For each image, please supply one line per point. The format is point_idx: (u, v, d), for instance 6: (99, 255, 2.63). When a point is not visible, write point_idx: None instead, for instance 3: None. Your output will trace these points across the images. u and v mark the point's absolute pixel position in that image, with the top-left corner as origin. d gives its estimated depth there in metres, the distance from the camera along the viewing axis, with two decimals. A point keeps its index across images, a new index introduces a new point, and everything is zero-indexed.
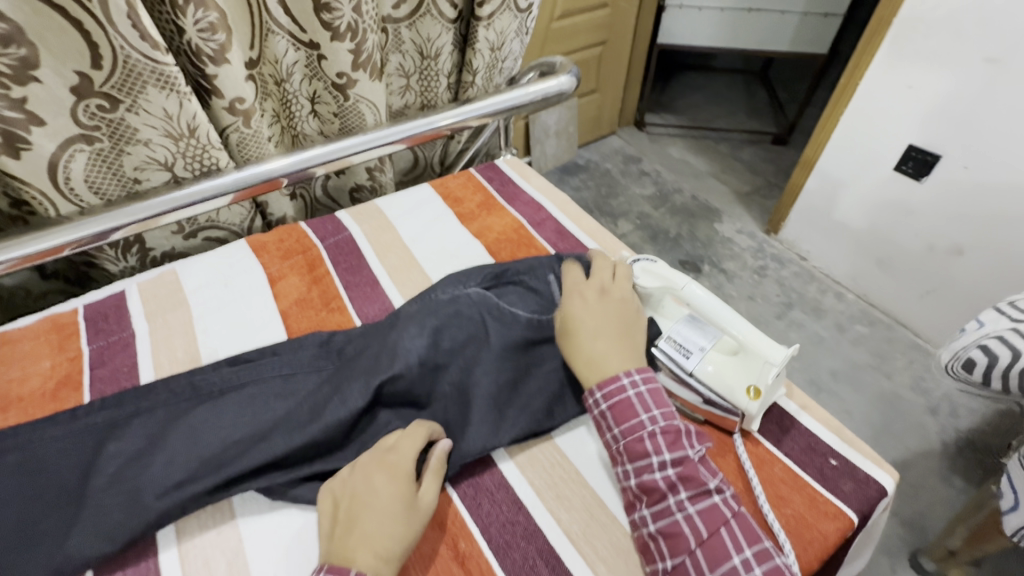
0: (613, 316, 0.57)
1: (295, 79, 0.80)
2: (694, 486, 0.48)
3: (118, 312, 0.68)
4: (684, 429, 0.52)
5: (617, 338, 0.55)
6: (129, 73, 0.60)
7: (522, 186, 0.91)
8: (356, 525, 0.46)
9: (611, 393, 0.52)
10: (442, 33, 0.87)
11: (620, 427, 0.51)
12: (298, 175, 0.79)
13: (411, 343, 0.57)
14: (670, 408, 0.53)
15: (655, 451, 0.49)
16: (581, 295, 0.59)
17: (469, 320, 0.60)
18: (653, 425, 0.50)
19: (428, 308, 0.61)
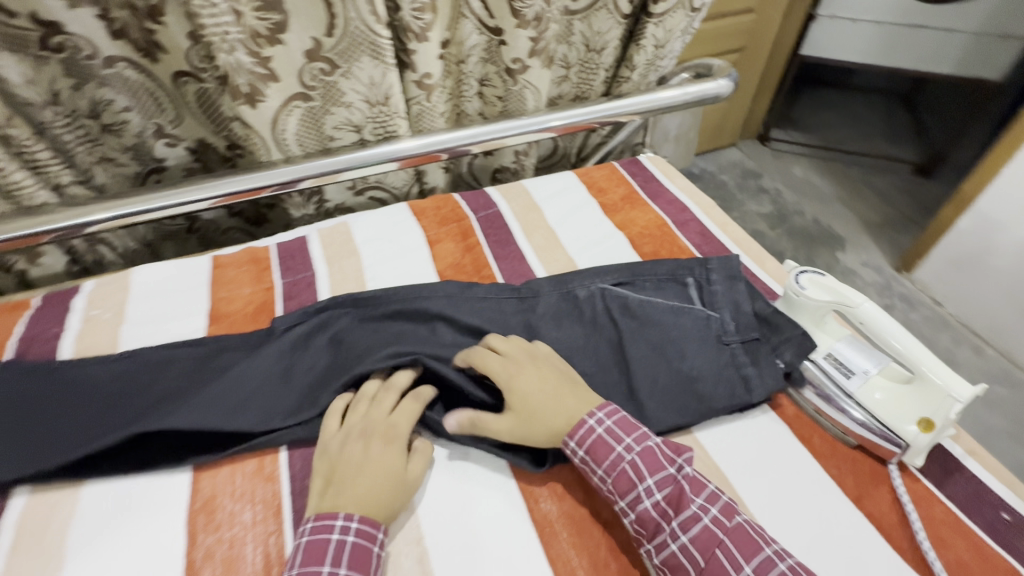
0: (549, 377, 0.56)
1: (472, 61, 0.85)
2: (682, 510, 0.48)
3: (303, 254, 0.78)
4: (659, 446, 0.52)
5: (568, 392, 0.56)
6: (352, 42, 0.68)
7: (666, 185, 0.92)
8: (346, 485, 0.50)
9: (583, 437, 0.52)
10: (612, 27, 0.88)
11: (601, 467, 0.51)
12: (459, 149, 0.85)
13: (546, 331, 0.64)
14: (644, 432, 0.53)
15: (638, 479, 0.50)
16: (513, 373, 0.56)
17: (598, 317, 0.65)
18: (630, 455, 0.50)
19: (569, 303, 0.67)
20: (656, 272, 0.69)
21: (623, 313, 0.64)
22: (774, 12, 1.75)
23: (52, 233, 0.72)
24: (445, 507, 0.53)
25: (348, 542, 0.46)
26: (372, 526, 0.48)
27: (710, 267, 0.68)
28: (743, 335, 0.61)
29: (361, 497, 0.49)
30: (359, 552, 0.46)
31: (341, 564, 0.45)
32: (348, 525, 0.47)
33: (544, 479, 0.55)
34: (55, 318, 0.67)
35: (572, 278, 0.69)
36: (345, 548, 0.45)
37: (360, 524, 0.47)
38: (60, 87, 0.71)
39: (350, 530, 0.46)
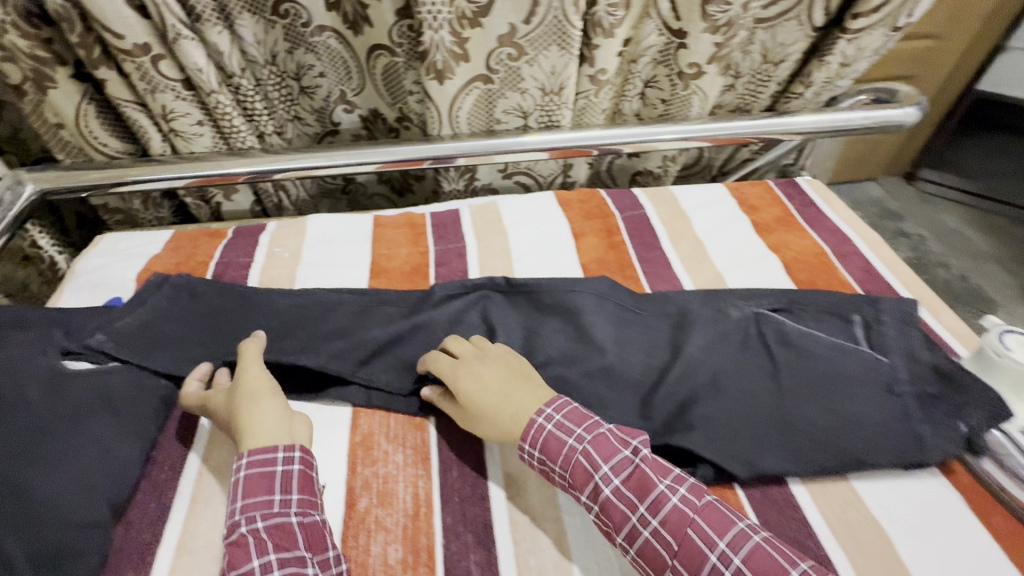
0: (501, 372, 0.56)
1: (643, 62, 0.84)
2: (647, 494, 0.46)
3: (455, 226, 0.82)
4: (610, 432, 0.50)
5: (518, 384, 0.55)
6: (545, 30, 0.70)
7: (826, 213, 0.86)
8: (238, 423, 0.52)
9: (534, 437, 0.51)
10: (798, 40, 0.84)
11: (558, 464, 0.50)
12: (611, 149, 0.85)
13: (693, 343, 0.62)
14: (596, 421, 0.51)
15: (594, 469, 0.48)
16: (462, 370, 0.56)
17: (752, 340, 0.63)
18: (578, 446, 0.49)
19: (720, 320, 0.65)
20: (818, 305, 0.65)
21: (781, 341, 0.62)
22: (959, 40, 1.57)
23: (247, 175, 0.79)
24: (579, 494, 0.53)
25: (243, 477, 0.47)
26: (270, 450, 0.48)
27: (881, 306, 0.64)
28: (916, 387, 0.56)
29: (263, 437, 0.50)
30: (253, 483, 0.46)
31: (236, 500, 0.46)
32: (239, 465, 0.47)
33: None
34: (247, 250, 0.76)
35: (722, 296, 0.68)
36: (240, 483, 0.46)
37: (249, 458, 0.48)
38: (278, 49, 0.80)
39: (243, 467, 0.47)
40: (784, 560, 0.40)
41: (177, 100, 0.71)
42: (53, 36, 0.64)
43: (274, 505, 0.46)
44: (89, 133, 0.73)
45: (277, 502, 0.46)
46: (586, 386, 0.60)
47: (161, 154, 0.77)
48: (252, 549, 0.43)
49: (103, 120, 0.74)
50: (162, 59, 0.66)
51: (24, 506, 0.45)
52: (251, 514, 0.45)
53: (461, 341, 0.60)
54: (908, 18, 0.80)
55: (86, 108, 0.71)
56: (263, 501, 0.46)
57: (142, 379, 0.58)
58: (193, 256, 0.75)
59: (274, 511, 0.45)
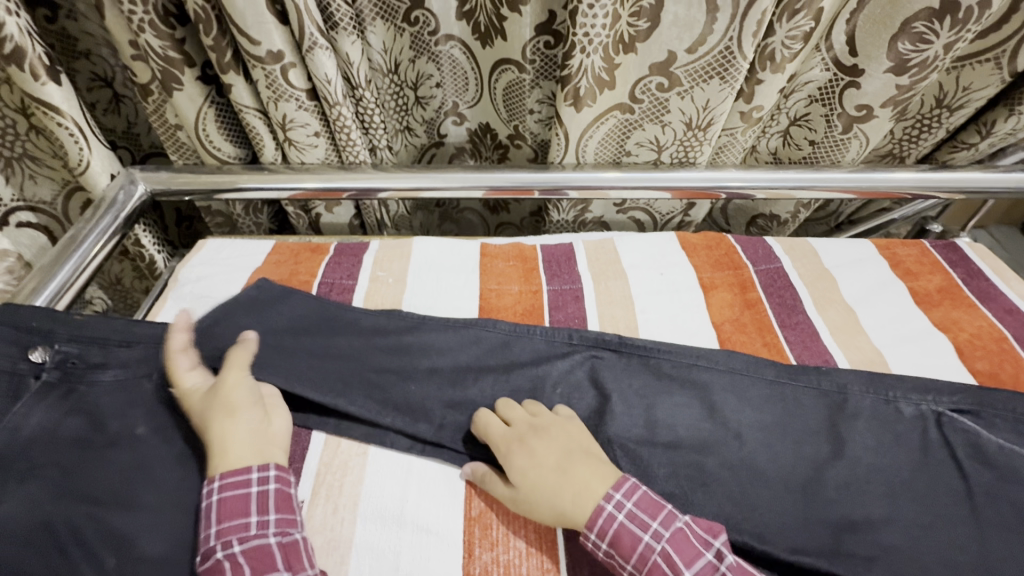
0: (559, 447, 0.50)
1: (797, 97, 0.76)
2: None
3: (569, 263, 0.75)
4: (687, 526, 0.44)
5: (579, 461, 0.49)
6: (708, 63, 0.62)
7: (1000, 287, 0.74)
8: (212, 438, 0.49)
9: (601, 531, 0.45)
10: (988, 87, 0.72)
11: (630, 562, 0.44)
12: (742, 194, 0.76)
13: (861, 440, 0.53)
14: (671, 512, 0.45)
15: (674, 574, 0.42)
16: (514, 442, 0.51)
17: (936, 444, 0.52)
18: (657, 545, 0.43)
19: (893, 416, 0.55)
20: (1019, 413, 0.53)
21: (976, 453, 0.51)
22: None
23: (351, 190, 0.74)
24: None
25: (215, 502, 0.44)
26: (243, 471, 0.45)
27: None
28: None
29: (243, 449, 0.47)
30: (229, 505, 0.44)
31: (210, 524, 0.43)
32: (210, 489, 0.44)
33: None
34: (350, 271, 0.72)
35: (891, 383, 0.57)
36: (212, 509, 0.44)
37: (222, 481, 0.45)
38: (402, 57, 0.75)
39: (213, 492, 0.44)
40: None
41: (298, 110, 0.67)
42: (185, 36, 0.61)
43: (251, 530, 0.43)
44: (205, 137, 0.70)
45: (254, 525, 0.43)
46: (734, 479, 0.51)
47: (272, 162, 0.74)
48: None
49: (220, 124, 0.70)
50: (292, 68, 0.62)
51: (131, 565, 0.43)
52: (227, 539, 0.42)
53: (514, 405, 0.54)
54: None
55: (207, 111, 0.68)
56: (240, 524, 0.43)
57: None
58: (296, 273, 0.71)
59: (253, 537, 0.43)
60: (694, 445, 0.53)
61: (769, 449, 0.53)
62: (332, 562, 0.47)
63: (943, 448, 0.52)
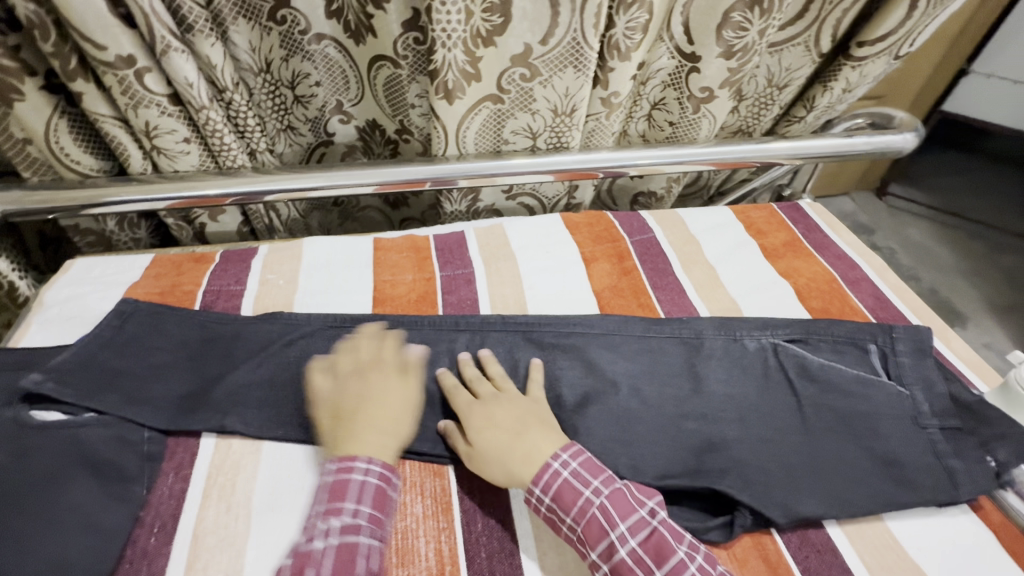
0: (516, 412, 0.54)
1: (652, 84, 0.83)
2: (664, 558, 0.44)
3: (461, 250, 0.78)
4: (628, 488, 0.49)
5: (533, 427, 0.53)
6: (562, 52, 0.67)
7: (831, 237, 0.86)
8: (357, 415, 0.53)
9: (547, 485, 0.49)
10: (804, 65, 0.84)
11: (570, 515, 0.48)
12: (616, 171, 0.83)
13: (714, 377, 0.61)
14: (611, 475, 0.50)
15: (609, 526, 0.46)
16: (476, 407, 0.55)
17: (773, 372, 0.61)
18: (600, 501, 0.47)
19: (740, 353, 0.63)
20: (836, 335, 0.63)
21: (804, 373, 0.60)
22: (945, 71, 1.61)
23: (234, 197, 0.73)
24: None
25: (370, 485, 0.48)
26: (351, 458, 0.49)
27: (896, 335, 0.63)
28: (943, 421, 0.56)
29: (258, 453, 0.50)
30: (379, 494, 0.48)
31: (363, 502, 0.47)
32: (369, 469, 0.49)
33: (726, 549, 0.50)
34: (237, 277, 0.71)
35: (736, 324, 0.66)
36: (367, 489, 0.48)
37: (379, 467, 0.49)
38: (273, 57, 0.75)
39: (328, 473, 0.49)
40: None
41: (162, 116, 0.65)
42: (21, 43, 0.58)
43: (385, 528, 0.47)
44: (60, 150, 0.67)
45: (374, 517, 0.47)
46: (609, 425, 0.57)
47: (141, 172, 0.72)
48: (359, 560, 0.44)
49: (75, 136, 0.67)
50: (147, 72, 0.61)
51: None
52: (371, 525, 0.46)
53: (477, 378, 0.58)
54: (910, 47, 0.81)
55: (58, 123, 0.65)
56: (375, 518, 0.47)
57: (126, 433, 0.52)
58: (178, 284, 0.69)
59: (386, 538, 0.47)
60: (574, 401, 0.58)
61: (639, 392, 0.60)
62: (227, 558, 0.47)
63: (779, 374, 0.61)
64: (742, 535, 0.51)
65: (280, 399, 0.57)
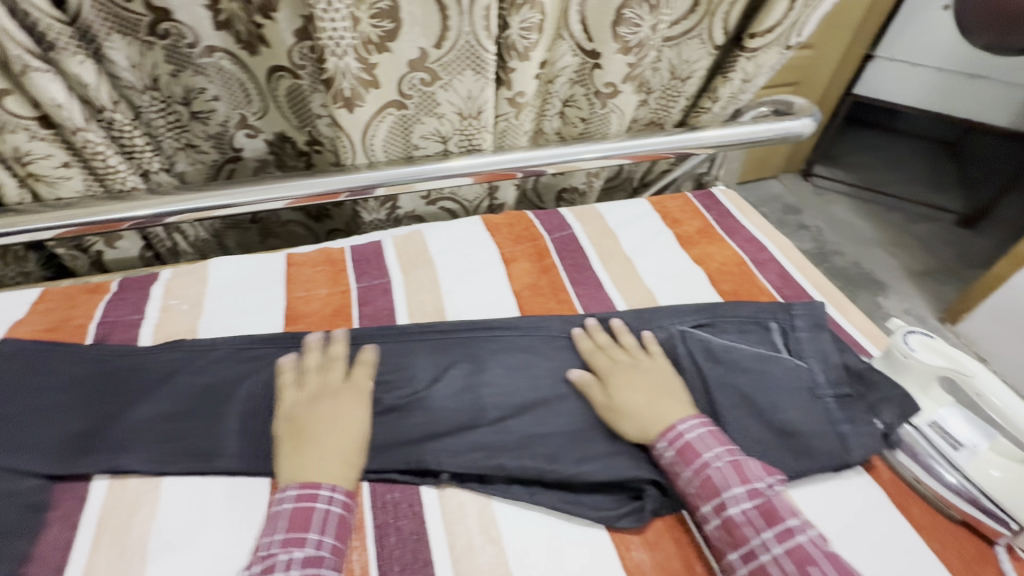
0: (652, 382, 0.59)
1: (560, 82, 0.85)
2: (775, 522, 0.46)
3: (378, 259, 0.77)
4: (751, 462, 0.51)
5: (665, 396, 0.57)
6: (457, 55, 0.67)
7: (742, 222, 0.90)
8: (313, 439, 0.52)
9: (672, 439, 0.53)
10: (702, 57, 0.88)
11: (688, 469, 0.51)
12: (533, 170, 0.83)
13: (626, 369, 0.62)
14: (734, 447, 0.52)
15: (726, 485, 0.49)
16: (619, 376, 0.59)
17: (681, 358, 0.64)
18: (719, 462, 0.50)
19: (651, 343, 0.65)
20: (739, 316, 0.67)
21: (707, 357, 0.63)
22: (854, 54, 1.72)
23: (132, 221, 0.68)
24: (540, 541, 0.50)
25: (334, 514, 0.48)
26: (314, 484, 0.49)
27: (794, 312, 0.66)
28: (837, 389, 0.59)
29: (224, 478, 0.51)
30: (341, 523, 0.48)
31: (325, 533, 0.47)
32: (332, 497, 0.49)
33: (640, 534, 0.52)
34: (136, 306, 0.67)
35: (648, 314, 0.68)
36: (327, 518, 0.47)
37: (339, 494, 0.49)
38: (159, 72, 0.71)
39: (287, 499, 0.48)
40: None
41: (32, 141, 0.62)
42: None
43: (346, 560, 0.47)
44: None
45: (333, 548, 0.46)
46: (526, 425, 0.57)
47: (19, 202, 0.67)
48: None
49: None
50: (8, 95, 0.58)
51: None
52: (332, 557, 0.46)
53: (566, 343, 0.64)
54: (799, 38, 0.86)
55: None
56: (336, 548, 0.46)
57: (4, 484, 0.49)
58: (69, 318, 0.65)
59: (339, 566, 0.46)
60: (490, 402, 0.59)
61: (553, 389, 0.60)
62: None
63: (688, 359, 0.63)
64: (654, 520, 0.53)
65: (180, 431, 0.55)
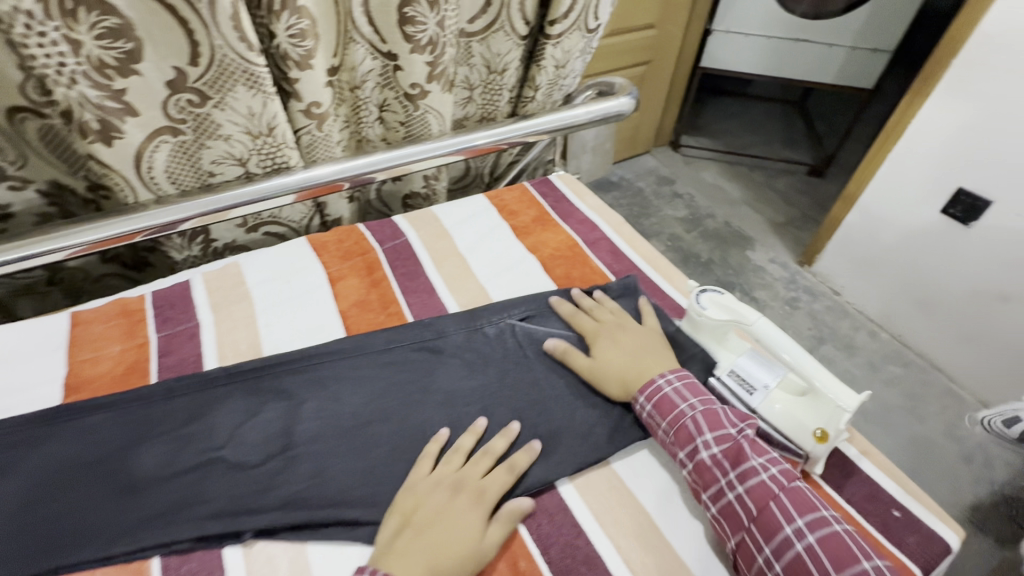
0: (641, 342, 0.63)
1: (368, 87, 0.81)
2: (741, 464, 0.50)
3: (185, 302, 0.70)
4: (722, 410, 0.55)
5: (655, 353, 0.61)
6: (221, 71, 0.62)
7: (576, 204, 0.92)
8: (424, 534, 0.47)
9: (652, 395, 0.57)
10: (511, 49, 0.87)
11: (666, 421, 0.55)
12: (361, 178, 0.79)
13: (454, 376, 0.61)
14: (709, 397, 0.56)
15: (698, 433, 0.53)
16: (612, 340, 0.63)
17: (509, 354, 0.64)
18: (692, 412, 0.54)
19: (480, 344, 0.65)
20: (562, 303, 0.68)
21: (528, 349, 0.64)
22: (695, 28, 1.86)
23: None
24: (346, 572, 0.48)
25: None
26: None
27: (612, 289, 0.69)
28: (650, 357, 0.62)
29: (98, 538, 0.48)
30: None
31: None
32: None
33: None
34: None
35: (476, 314, 0.68)
36: None
37: None
38: None
39: None
40: (855, 548, 0.45)
41: None
42: None
43: None
44: None
45: None
46: (348, 456, 0.55)
47: None
48: None
49: None
50: None
51: None
52: None
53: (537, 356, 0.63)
54: (596, 20, 0.89)
55: None
56: None
57: None
58: None
59: None
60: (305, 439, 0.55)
61: (377, 410, 0.58)
62: None
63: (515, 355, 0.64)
64: None
65: None
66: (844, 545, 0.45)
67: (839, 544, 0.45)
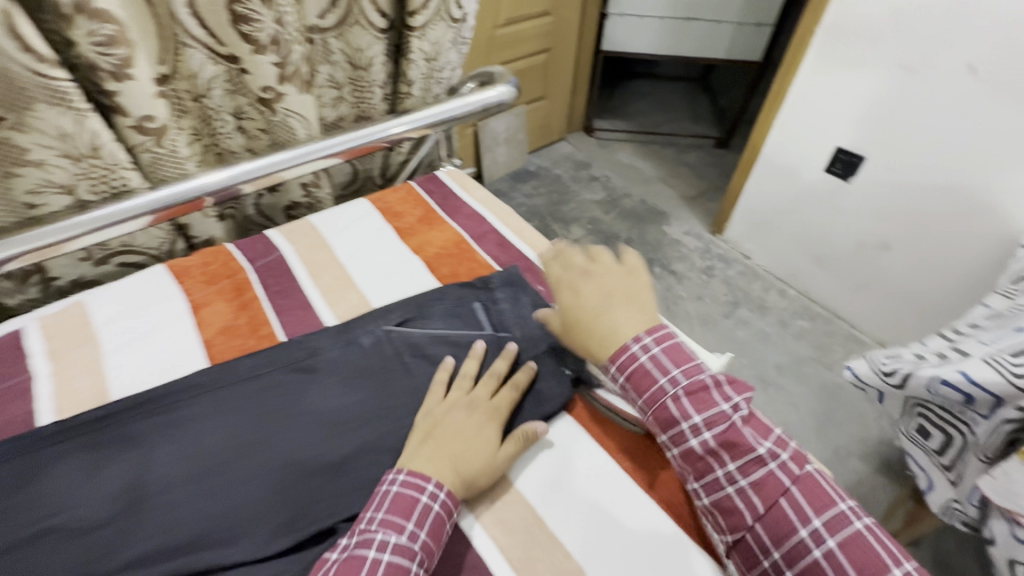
0: (607, 288, 0.54)
1: (215, 94, 0.75)
2: (746, 456, 0.48)
3: (15, 353, 0.61)
4: (714, 382, 0.50)
5: (626, 302, 0.53)
6: (11, 89, 0.54)
7: (463, 198, 0.89)
8: (446, 441, 0.52)
9: (625, 364, 0.50)
10: (371, 43, 0.85)
11: (642, 398, 0.50)
12: (226, 189, 0.72)
13: (328, 394, 0.58)
14: (696, 363, 0.50)
15: (684, 417, 0.49)
16: (572, 286, 0.55)
17: (387, 363, 0.61)
18: (676, 390, 0.49)
19: (357, 356, 0.61)
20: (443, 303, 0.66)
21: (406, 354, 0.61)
22: (591, 12, 1.88)
23: None
24: None
25: (393, 494, 0.48)
26: (423, 478, 0.49)
27: None
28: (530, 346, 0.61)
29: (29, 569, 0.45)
30: (400, 502, 0.48)
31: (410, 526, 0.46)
32: (395, 479, 0.49)
33: None
34: None
35: (353, 325, 0.65)
36: (426, 514, 0.47)
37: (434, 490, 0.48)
38: None
39: (397, 483, 0.49)
40: (867, 545, 0.45)
41: None
42: None
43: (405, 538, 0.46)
44: None
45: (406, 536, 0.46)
46: (206, 500, 0.50)
47: None
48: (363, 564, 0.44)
49: None
50: None
51: None
52: (385, 532, 0.46)
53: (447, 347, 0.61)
54: (460, 9, 0.87)
55: None
56: (398, 525, 0.46)
57: None
58: None
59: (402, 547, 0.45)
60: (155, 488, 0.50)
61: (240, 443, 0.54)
62: None
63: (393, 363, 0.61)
64: None
65: None
66: (858, 547, 0.44)
67: (866, 546, 0.44)
